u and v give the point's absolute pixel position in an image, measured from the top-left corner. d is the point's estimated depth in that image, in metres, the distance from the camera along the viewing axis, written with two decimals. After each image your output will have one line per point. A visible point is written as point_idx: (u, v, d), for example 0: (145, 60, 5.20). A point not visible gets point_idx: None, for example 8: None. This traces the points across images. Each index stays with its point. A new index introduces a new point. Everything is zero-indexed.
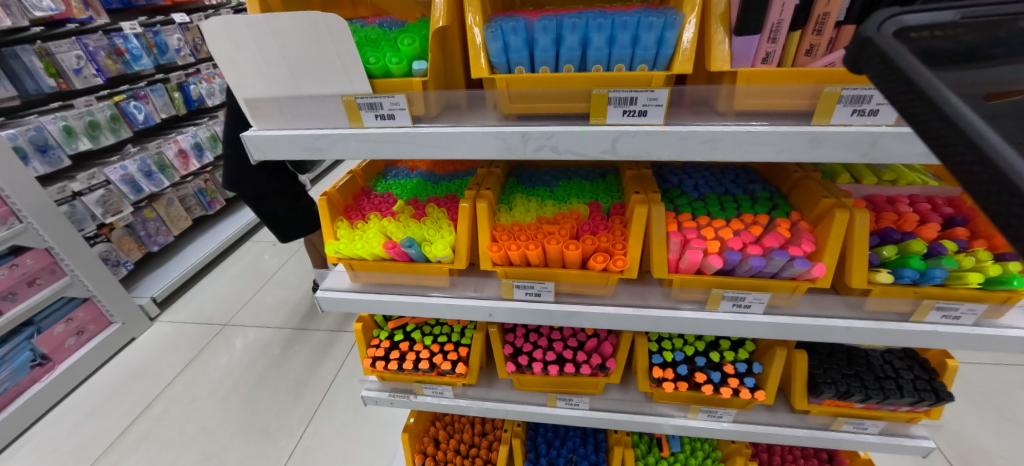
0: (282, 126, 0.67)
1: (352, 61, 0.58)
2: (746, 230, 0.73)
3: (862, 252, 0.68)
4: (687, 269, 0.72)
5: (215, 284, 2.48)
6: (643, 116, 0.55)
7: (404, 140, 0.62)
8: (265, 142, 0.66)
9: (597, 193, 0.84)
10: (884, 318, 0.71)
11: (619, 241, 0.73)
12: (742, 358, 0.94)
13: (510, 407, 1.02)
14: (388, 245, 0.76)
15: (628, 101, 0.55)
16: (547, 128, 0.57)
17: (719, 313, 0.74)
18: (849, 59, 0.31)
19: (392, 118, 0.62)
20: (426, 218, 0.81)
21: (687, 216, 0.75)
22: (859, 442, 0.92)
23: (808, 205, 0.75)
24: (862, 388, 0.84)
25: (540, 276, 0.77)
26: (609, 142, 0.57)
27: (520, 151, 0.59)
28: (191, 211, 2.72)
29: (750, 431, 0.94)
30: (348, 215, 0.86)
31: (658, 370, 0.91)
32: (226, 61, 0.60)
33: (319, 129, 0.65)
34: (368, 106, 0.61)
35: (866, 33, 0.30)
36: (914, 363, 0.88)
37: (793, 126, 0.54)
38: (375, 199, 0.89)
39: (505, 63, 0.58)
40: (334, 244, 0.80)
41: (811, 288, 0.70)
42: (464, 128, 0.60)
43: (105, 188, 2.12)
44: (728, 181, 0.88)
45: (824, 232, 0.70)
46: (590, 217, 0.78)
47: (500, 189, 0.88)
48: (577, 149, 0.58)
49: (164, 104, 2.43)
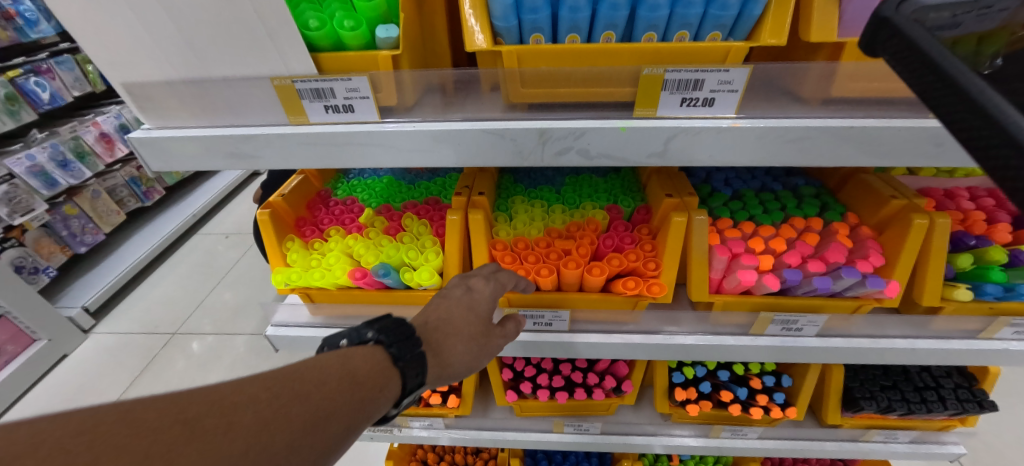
0: (188, 121, 0.46)
1: (283, 27, 0.38)
2: (801, 240, 0.60)
3: (938, 265, 0.57)
4: (732, 289, 0.60)
5: (160, 285, 2.19)
6: (708, 107, 0.40)
7: (370, 142, 0.44)
8: (165, 147, 0.46)
9: (614, 193, 0.69)
10: (950, 336, 0.62)
11: (651, 259, 0.58)
12: (770, 370, 0.84)
13: (510, 436, 0.89)
14: (356, 274, 0.58)
15: (689, 86, 0.39)
16: (575, 123, 0.41)
17: (766, 337, 0.62)
18: (860, 44, 0.27)
19: (350, 110, 0.43)
20: (403, 234, 0.63)
21: (728, 223, 0.61)
22: (889, 452, 0.86)
23: (867, 206, 0.63)
24: (903, 402, 0.76)
25: (552, 304, 0.62)
26: (662, 142, 0.41)
27: (536, 155, 0.43)
28: (124, 204, 2.38)
29: (776, 448, 0.86)
30: (301, 231, 0.67)
31: (682, 392, 0.80)
32: (83, 26, 0.39)
33: (245, 127, 0.45)
34: (315, 93, 0.42)
35: (884, 12, 0.26)
36: (953, 370, 0.80)
37: (908, 121, 0.40)
38: (336, 209, 0.70)
39: (514, 29, 0.40)
40: (283, 272, 0.61)
41: (876, 308, 0.59)
42: (454, 124, 0.43)
43: (8, 183, 1.78)
44: (762, 173, 0.74)
45: (893, 241, 0.58)
46: (611, 227, 0.63)
47: (495, 191, 0.71)
48: (616, 152, 0.42)
49: (75, 79, 2.03)
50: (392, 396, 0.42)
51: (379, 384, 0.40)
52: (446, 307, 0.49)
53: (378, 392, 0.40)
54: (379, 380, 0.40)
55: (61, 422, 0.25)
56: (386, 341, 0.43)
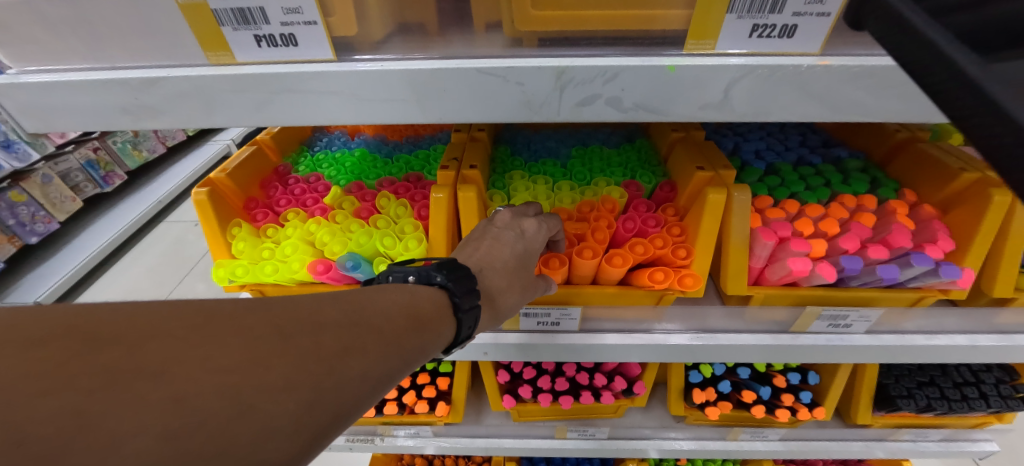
0: (68, 62, 0.33)
1: None
2: (854, 220, 0.50)
3: (1014, 250, 0.48)
4: (775, 280, 0.50)
5: (122, 277, 2.02)
6: (786, 39, 0.29)
7: (321, 87, 0.32)
8: (41, 99, 0.33)
9: (631, 167, 0.59)
10: (1016, 331, 0.53)
11: (680, 245, 0.48)
12: (794, 366, 0.75)
13: (508, 444, 0.80)
14: (318, 268, 0.47)
15: (765, 7, 0.28)
16: (604, 61, 0.30)
17: (809, 335, 0.53)
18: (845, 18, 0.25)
19: (294, 44, 0.31)
20: (379, 217, 0.52)
21: (769, 202, 0.51)
22: (918, 451, 0.79)
23: (927, 180, 0.54)
24: (943, 400, 0.69)
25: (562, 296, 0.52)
26: (722, 87, 0.30)
27: (549, 107, 0.31)
28: (80, 191, 2.17)
29: (800, 451, 0.78)
30: (253, 215, 0.55)
31: (700, 394, 0.71)
32: None
33: (146, 70, 0.33)
34: (239, 16, 0.30)
35: None
36: (992, 364, 0.73)
37: None
38: (297, 187, 0.58)
39: None
40: (227, 266, 0.50)
41: (938, 301, 0.50)
42: (437, 63, 0.31)
43: None
44: (796, 145, 0.65)
45: (962, 222, 0.49)
46: (631, 207, 0.52)
47: (489, 165, 0.60)
48: (656, 103, 0.31)
49: None
50: (449, 342, 0.35)
51: (443, 328, 0.34)
52: (496, 248, 0.41)
53: (444, 332, 0.34)
54: (443, 322, 0.34)
55: (169, 312, 0.22)
56: (453, 289, 0.35)
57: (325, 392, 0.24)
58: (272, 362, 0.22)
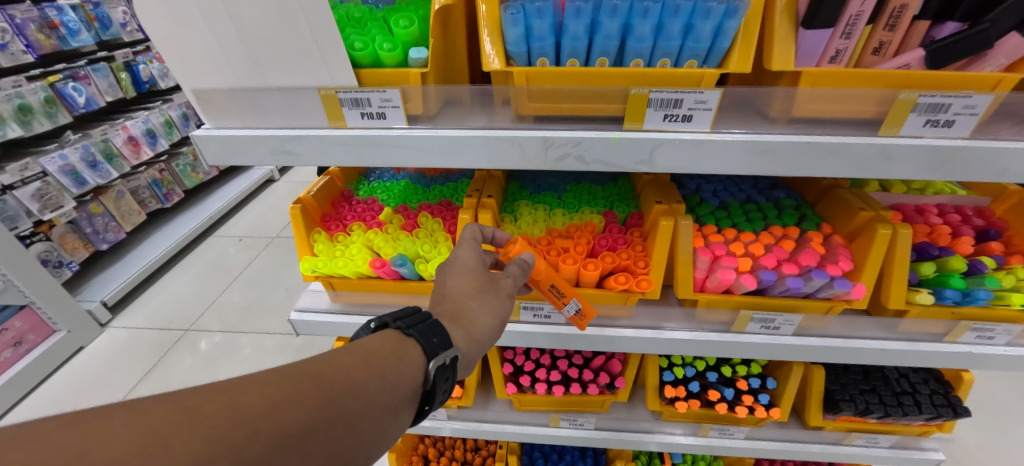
0: (243, 124, 0.54)
1: (330, 46, 0.45)
2: (778, 245, 0.66)
3: (902, 271, 0.62)
4: (714, 288, 0.66)
5: (175, 283, 2.24)
6: (687, 122, 0.47)
7: (398, 145, 0.51)
8: (224, 145, 0.53)
9: (611, 200, 0.76)
10: (917, 339, 0.67)
11: (641, 258, 0.65)
12: (756, 372, 0.88)
13: (510, 429, 0.95)
14: (376, 264, 0.65)
15: (671, 104, 0.46)
16: (574, 133, 0.48)
17: (747, 334, 0.68)
18: None
19: (383, 117, 0.51)
20: (419, 230, 0.70)
21: (713, 229, 0.68)
22: (871, 456, 0.89)
23: (842, 218, 0.69)
24: (881, 405, 0.81)
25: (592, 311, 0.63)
26: (648, 151, 0.48)
27: (539, 160, 0.50)
28: (145, 205, 2.46)
29: (763, 448, 0.90)
30: (327, 226, 0.75)
31: (671, 389, 0.85)
32: (165, 41, 0.46)
33: (290, 129, 0.53)
34: (353, 102, 0.50)
35: None
36: (929, 377, 0.85)
37: (858, 138, 0.46)
38: (358, 207, 0.78)
39: (525, 53, 0.48)
40: (311, 261, 0.69)
41: (846, 309, 0.64)
42: (471, 131, 0.50)
43: (41, 180, 1.83)
44: (748, 187, 0.81)
45: (862, 249, 0.64)
46: (606, 230, 0.69)
47: (502, 195, 0.78)
48: (609, 159, 0.49)
49: (109, 86, 2.07)
50: (412, 362, 0.43)
51: (390, 357, 0.41)
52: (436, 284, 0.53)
53: (399, 360, 0.42)
54: (387, 351, 0.42)
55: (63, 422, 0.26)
56: (392, 320, 0.46)
57: (263, 443, 0.30)
58: (184, 442, 0.27)
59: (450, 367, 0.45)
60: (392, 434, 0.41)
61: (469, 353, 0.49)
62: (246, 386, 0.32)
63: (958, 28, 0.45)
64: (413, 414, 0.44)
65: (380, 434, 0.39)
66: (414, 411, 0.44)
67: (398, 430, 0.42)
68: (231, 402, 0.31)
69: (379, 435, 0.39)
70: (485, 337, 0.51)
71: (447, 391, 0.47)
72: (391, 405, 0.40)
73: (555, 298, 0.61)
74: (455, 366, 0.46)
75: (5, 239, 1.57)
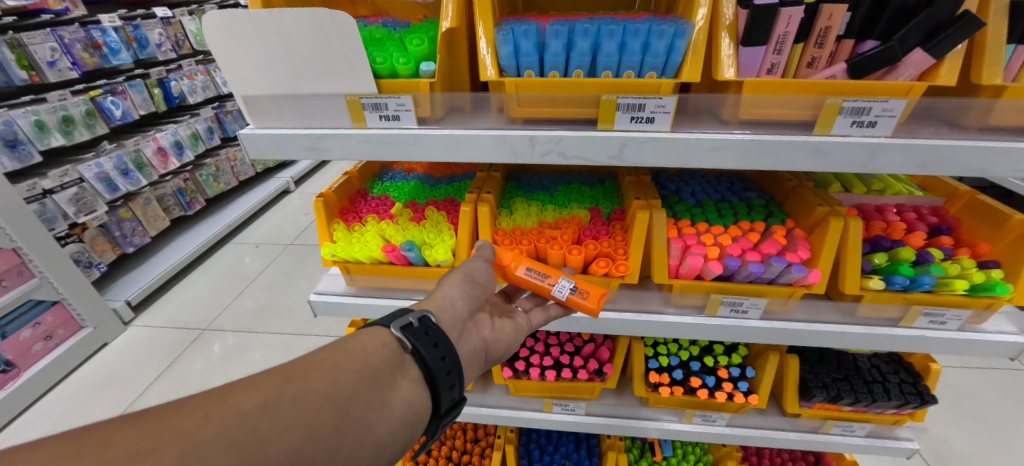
0: (281, 124, 0.64)
1: (358, 60, 0.56)
2: (744, 237, 0.74)
3: (855, 260, 0.70)
4: (686, 274, 0.73)
5: (194, 286, 2.25)
6: (650, 123, 0.56)
7: (410, 142, 0.61)
8: (264, 142, 0.63)
9: (597, 198, 0.86)
10: (874, 323, 0.73)
11: (620, 246, 0.73)
12: (736, 362, 0.94)
13: (507, 413, 1.03)
14: (388, 249, 0.74)
15: (636, 107, 0.55)
16: (555, 133, 0.57)
17: (718, 318, 0.75)
18: None
19: (397, 119, 0.61)
20: (425, 221, 0.80)
21: (686, 222, 0.77)
22: (847, 444, 0.94)
23: (803, 213, 0.77)
24: (852, 391, 0.87)
25: (592, 288, 0.64)
26: (617, 148, 0.57)
27: (527, 155, 0.59)
28: (170, 212, 2.56)
29: (744, 435, 0.96)
30: (345, 217, 0.84)
31: (655, 375, 0.92)
32: (224, 55, 0.57)
33: (320, 129, 0.63)
34: (373, 106, 0.60)
35: None
36: (899, 368, 0.91)
37: (796, 136, 0.55)
38: (373, 202, 0.88)
39: (514, 67, 0.58)
40: (330, 246, 0.78)
41: (806, 294, 0.71)
42: (472, 131, 0.60)
43: (78, 185, 1.92)
44: (723, 188, 0.90)
45: (819, 240, 0.71)
46: (591, 222, 0.79)
47: (500, 193, 0.88)
48: (585, 154, 0.58)
49: (143, 100, 2.21)
50: (377, 341, 0.49)
51: (355, 343, 0.48)
52: None
53: (359, 339, 0.48)
54: (351, 341, 0.48)
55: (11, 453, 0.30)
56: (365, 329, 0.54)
57: (219, 424, 0.35)
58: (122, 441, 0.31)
59: (423, 326, 0.51)
60: (390, 402, 0.45)
61: (447, 312, 0.57)
62: (193, 400, 0.36)
63: (875, 44, 0.54)
64: (412, 383, 0.48)
65: (367, 404, 0.43)
66: (412, 380, 0.48)
67: (397, 398, 0.46)
68: (179, 411, 0.35)
69: (369, 400, 0.44)
70: (456, 298, 0.59)
71: (446, 354, 0.51)
72: (366, 372, 0.45)
73: (541, 282, 0.66)
74: (429, 324, 0.52)
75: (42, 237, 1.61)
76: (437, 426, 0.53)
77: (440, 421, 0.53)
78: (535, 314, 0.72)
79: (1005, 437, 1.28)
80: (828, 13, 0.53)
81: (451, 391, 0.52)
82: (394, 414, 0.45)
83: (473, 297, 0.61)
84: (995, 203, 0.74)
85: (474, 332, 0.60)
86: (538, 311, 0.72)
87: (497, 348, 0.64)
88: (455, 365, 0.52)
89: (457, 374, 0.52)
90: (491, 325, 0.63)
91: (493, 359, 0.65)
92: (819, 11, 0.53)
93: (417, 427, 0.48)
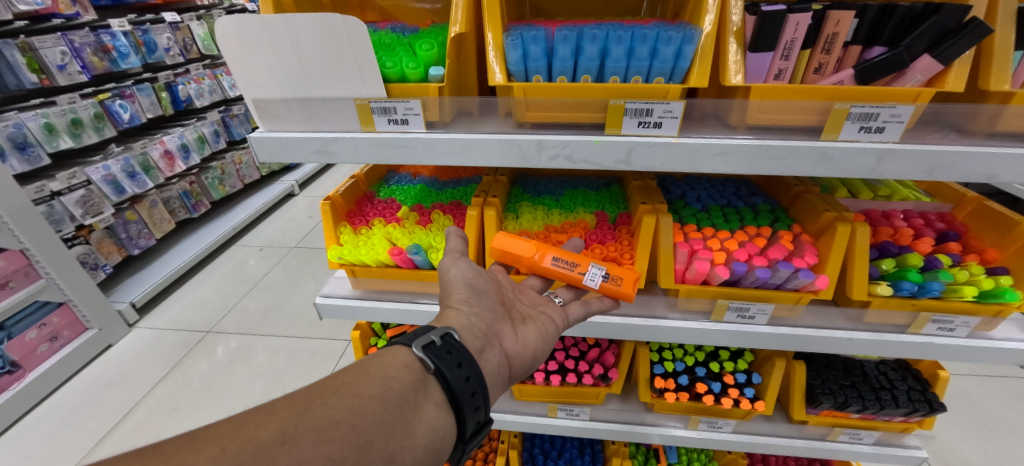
0: (291, 128, 0.65)
1: (367, 65, 0.57)
2: (751, 242, 0.74)
3: (863, 265, 0.69)
4: (693, 279, 0.73)
5: (199, 288, 2.26)
6: (658, 128, 0.56)
7: (418, 145, 0.61)
8: (274, 146, 0.64)
9: (603, 202, 0.87)
10: (882, 330, 0.73)
11: (628, 251, 0.73)
12: (742, 368, 0.94)
13: (510, 417, 1.04)
14: (394, 252, 0.74)
15: (643, 112, 0.56)
16: (563, 137, 0.57)
17: (724, 323, 0.75)
18: None
19: (405, 122, 0.61)
20: (432, 225, 0.81)
21: (693, 227, 0.77)
22: (855, 452, 0.93)
23: (810, 218, 0.77)
24: (859, 398, 0.86)
25: (625, 273, 0.64)
26: (625, 152, 0.57)
27: (535, 159, 0.59)
28: (175, 214, 2.56)
29: (750, 441, 0.95)
30: (351, 220, 0.85)
31: (660, 381, 0.91)
32: (235, 57, 0.58)
33: (328, 132, 0.64)
34: (382, 110, 0.61)
35: None
36: (907, 375, 0.91)
37: (803, 142, 0.55)
38: (379, 205, 0.89)
39: (522, 71, 0.59)
40: (337, 249, 0.78)
41: (814, 299, 0.71)
42: (479, 135, 0.60)
43: (85, 188, 1.93)
44: (730, 194, 0.91)
45: (826, 245, 0.71)
46: (597, 226, 0.79)
47: (506, 197, 0.89)
48: (592, 159, 0.58)
49: (151, 104, 2.23)
50: (398, 364, 0.49)
51: (381, 366, 0.49)
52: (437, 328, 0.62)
53: (381, 361, 0.49)
54: (373, 363, 0.49)
55: None
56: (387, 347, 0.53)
57: (233, 457, 0.34)
58: None
59: (445, 344, 0.52)
60: (414, 428, 0.45)
61: (467, 327, 0.58)
62: (208, 434, 0.36)
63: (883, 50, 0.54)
64: (435, 406, 0.49)
65: (391, 432, 0.43)
66: (435, 404, 0.49)
67: (421, 424, 0.46)
68: (191, 444, 0.35)
69: (393, 427, 0.44)
70: (471, 314, 0.60)
71: (470, 375, 0.52)
72: (387, 397, 0.45)
73: (570, 271, 0.65)
74: (451, 342, 0.53)
75: (50, 238, 1.61)
76: (461, 452, 0.53)
77: (464, 445, 0.52)
78: (574, 308, 0.70)
79: (1014, 445, 1.27)
80: (835, 19, 0.53)
81: (475, 413, 0.52)
82: (418, 441, 0.45)
83: (486, 309, 0.62)
84: (1003, 209, 0.75)
85: (497, 344, 0.61)
86: (575, 304, 0.70)
87: (520, 361, 0.63)
88: (478, 385, 0.52)
89: (481, 395, 0.53)
90: (513, 335, 0.63)
91: (518, 373, 0.64)
92: (827, 18, 0.53)
93: (440, 453, 0.48)
